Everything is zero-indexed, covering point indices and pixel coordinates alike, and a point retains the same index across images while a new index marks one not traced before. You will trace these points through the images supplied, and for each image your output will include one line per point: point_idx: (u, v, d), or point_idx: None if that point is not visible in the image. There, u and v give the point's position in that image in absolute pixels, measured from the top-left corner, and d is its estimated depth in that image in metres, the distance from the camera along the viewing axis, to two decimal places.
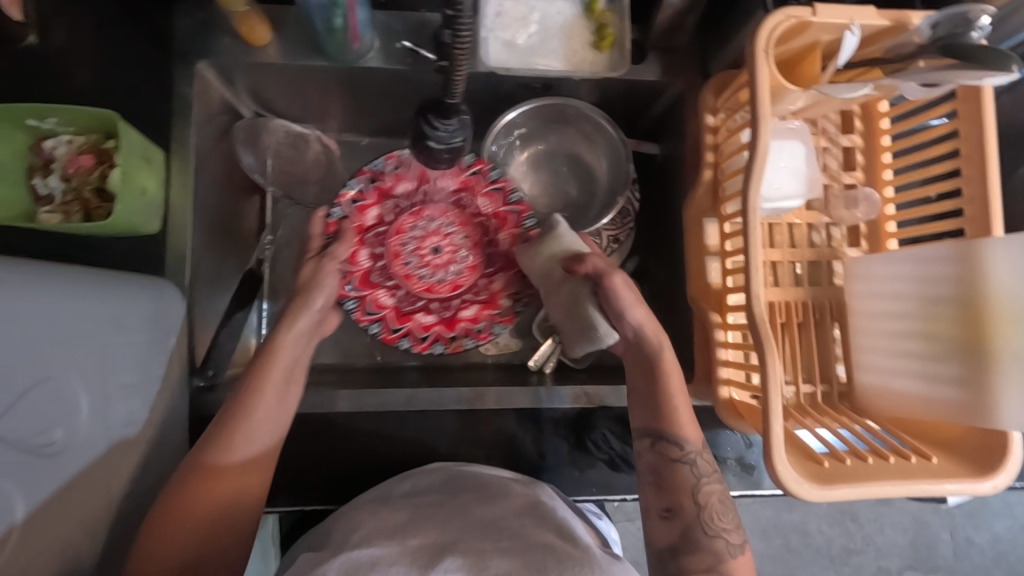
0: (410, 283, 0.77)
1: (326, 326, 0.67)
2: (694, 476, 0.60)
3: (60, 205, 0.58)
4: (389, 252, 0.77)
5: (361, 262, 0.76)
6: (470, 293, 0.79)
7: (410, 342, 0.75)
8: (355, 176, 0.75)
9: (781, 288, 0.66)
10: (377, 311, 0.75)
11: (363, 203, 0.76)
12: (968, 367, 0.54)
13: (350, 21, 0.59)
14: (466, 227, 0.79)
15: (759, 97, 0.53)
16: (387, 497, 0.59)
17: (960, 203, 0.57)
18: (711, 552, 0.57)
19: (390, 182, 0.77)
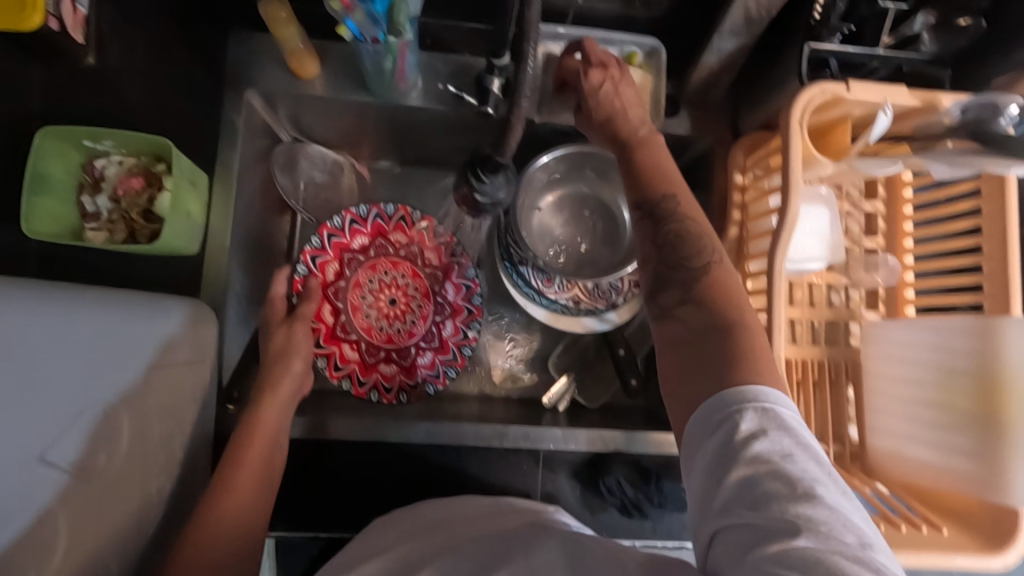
0: (371, 337, 0.76)
1: (305, 387, 0.66)
2: (668, 211, 0.57)
3: (105, 223, 0.60)
4: (349, 305, 0.76)
5: (326, 318, 0.74)
6: (423, 340, 0.77)
7: (378, 395, 0.74)
8: (314, 235, 0.73)
9: (799, 346, 0.67)
10: (345, 366, 0.74)
11: (323, 259, 0.74)
12: (981, 440, 0.55)
13: (399, 65, 0.61)
14: (448, 273, 0.78)
15: (791, 168, 0.55)
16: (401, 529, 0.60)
17: (980, 279, 0.59)
18: (677, 279, 0.54)
19: (348, 237, 0.75)
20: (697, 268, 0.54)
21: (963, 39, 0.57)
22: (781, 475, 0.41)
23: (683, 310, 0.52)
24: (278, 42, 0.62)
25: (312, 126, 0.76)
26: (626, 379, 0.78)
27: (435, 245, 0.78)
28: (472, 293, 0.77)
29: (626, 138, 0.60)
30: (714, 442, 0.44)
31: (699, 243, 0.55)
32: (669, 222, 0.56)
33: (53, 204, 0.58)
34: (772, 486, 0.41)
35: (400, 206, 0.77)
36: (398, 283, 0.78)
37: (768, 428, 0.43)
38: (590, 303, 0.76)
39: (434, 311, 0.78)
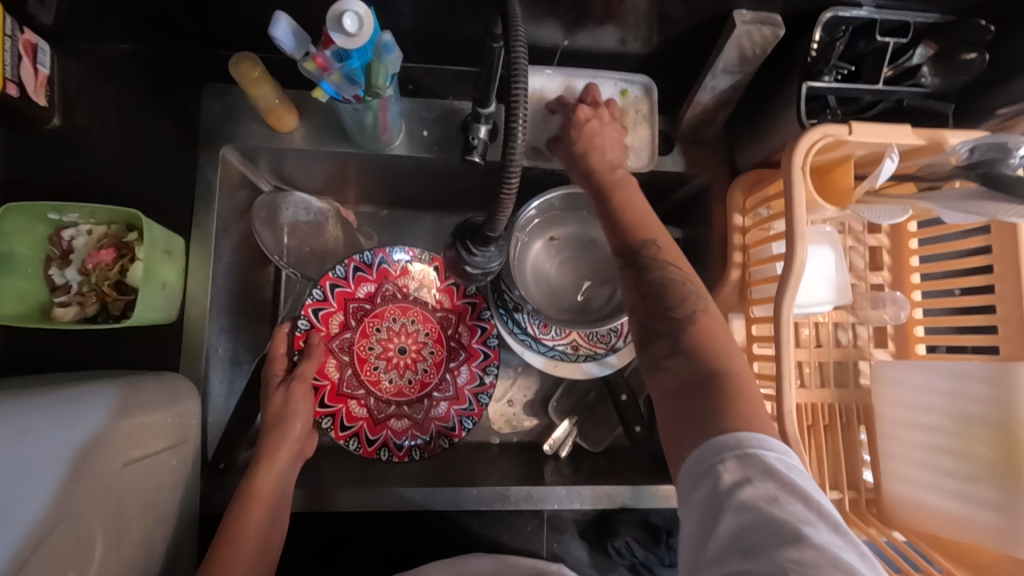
0: (380, 390, 0.73)
1: (309, 446, 0.65)
2: (638, 270, 0.54)
3: (76, 295, 0.57)
4: (357, 357, 0.72)
5: (330, 374, 0.71)
6: (437, 390, 0.74)
7: (389, 453, 0.71)
8: (316, 286, 0.71)
9: (808, 389, 0.65)
10: (353, 424, 0.71)
11: (325, 311, 0.71)
12: (1003, 493, 0.53)
13: (381, 118, 0.59)
14: (462, 315, 0.76)
15: (795, 214, 0.53)
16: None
17: (994, 320, 0.56)
18: (665, 335, 0.51)
19: (352, 286, 0.73)
20: (682, 318, 0.51)
21: (966, 73, 0.55)
22: (767, 517, 0.40)
23: (673, 364, 0.49)
24: (254, 101, 0.59)
25: (294, 175, 0.73)
26: (631, 424, 0.75)
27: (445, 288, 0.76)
28: (488, 335, 0.76)
29: (599, 180, 0.57)
30: (702, 495, 0.43)
31: (682, 291, 0.52)
32: (649, 270, 0.53)
33: (17, 282, 0.55)
34: (764, 528, 0.39)
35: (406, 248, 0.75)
36: (408, 330, 0.75)
37: (747, 472, 0.41)
38: (589, 347, 0.73)
39: (449, 357, 0.75)
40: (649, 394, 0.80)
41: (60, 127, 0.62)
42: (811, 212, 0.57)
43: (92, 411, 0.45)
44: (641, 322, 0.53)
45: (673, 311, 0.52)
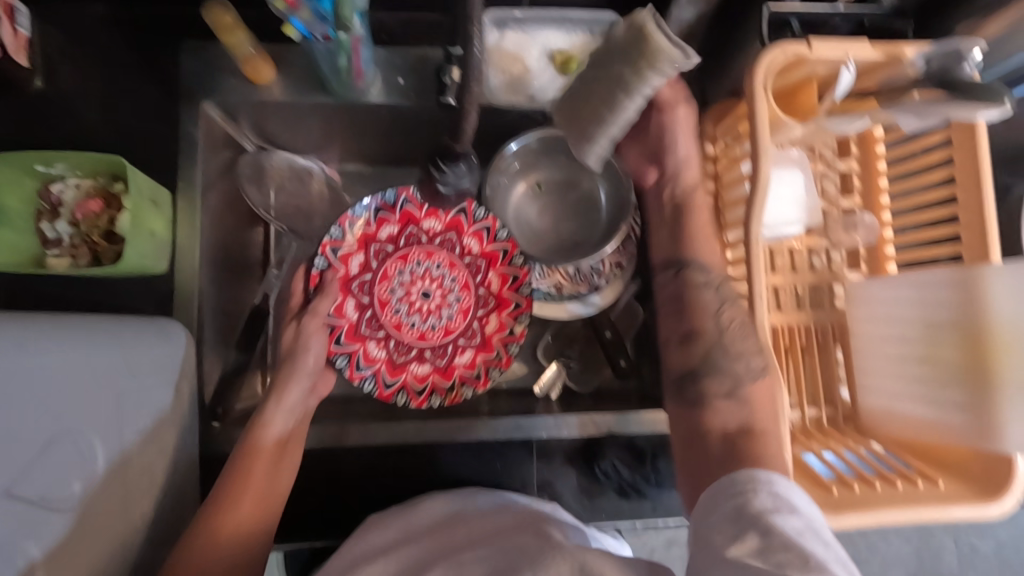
0: (402, 333, 0.73)
1: (325, 383, 0.69)
2: (714, 299, 0.62)
3: (68, 248, 0.59)
4: (377, 300, 0.73)
5: (348, 314, 0.72)
6: (462, 337, 0.74)
7: (406, 397, 0.71)
8: (336, 224, 0.71)
9: (783, 313, 0.67)
10: (370, 365, 0.71)
11: (345, 250, 0.72)
12: (970, 393, 0.55)
13: (354, 61, 0.60)
14: (493, 261, 0.75)
15: (759, 132, 0.54)
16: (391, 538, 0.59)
17: (957, 229, 0.58)
18: (730, 374, 0.59)
19: (374, 227, 0.73)
20: (755, 368, 0.58)
21: None
22: (774, 532, 0.46)
23: (727, 404, 0.59)
24: (231, 50, 0.61)
25: (278, 133, 0.74)
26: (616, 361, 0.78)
27: (477, 231, 0.74)
28: (520, 283, 0.74)
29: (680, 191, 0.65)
30: (725, 508, 0.50)
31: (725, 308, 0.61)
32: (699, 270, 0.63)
33: (11, 236, 0.58)
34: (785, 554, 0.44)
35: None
36: (432, 274, 0.75)
37: (779, 505, 0.49)
38: (568, 287, 0.75)
39: (477, 303, 0.75)
40: (636, 336, 0.81)
41: (43, 89, 0.63)
42: (777, 133, 0.58)
43: None
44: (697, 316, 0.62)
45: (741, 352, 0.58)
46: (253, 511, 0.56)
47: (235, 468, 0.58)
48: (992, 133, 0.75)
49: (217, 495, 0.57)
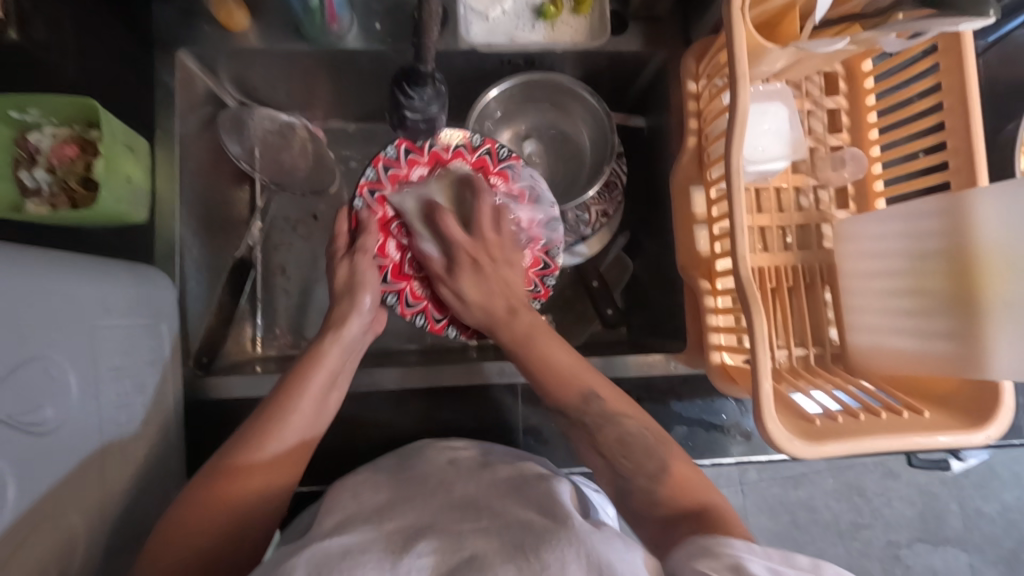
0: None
1: (379, 322, 0.71)
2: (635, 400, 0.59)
3: (47, 197, 0.59)
4: (417, 241, 0.72)
5: (391, 255, 0.71)
6: None
7: (456, 330, 0.73)
8: (370, 165, 0.69)
9: (769, 253, 0.66)
10: (418, 302, 0.72)
11: (379, 192, 0.70)
12: (958, 320, 0.53)
13: (326, 1, 0.60)
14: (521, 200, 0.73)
15: (737, 57, 0.52)
16: (374, 483, 0.59)
17: (945, 156, 0.56)
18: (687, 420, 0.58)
19: (405, 169, 0.71)
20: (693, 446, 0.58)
21: None
22: None
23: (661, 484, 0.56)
24: None
25: (257, 86, 0.73)
26: (603, 310, 0.80)
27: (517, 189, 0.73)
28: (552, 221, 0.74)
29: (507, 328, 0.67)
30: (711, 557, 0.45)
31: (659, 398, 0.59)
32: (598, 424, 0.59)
33: None
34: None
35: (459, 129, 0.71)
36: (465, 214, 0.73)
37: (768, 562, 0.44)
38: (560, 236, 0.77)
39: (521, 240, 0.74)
40: (625, 288, 0.83)
41: (14, 39, 0.59)
42: (758, 62, 0.57)
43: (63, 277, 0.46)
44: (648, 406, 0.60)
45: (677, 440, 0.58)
46: (296, 447, 0.57)
47: (279, 403, 0.58)
48: (985, 71, 0.73)
49: (263, 413, 0.57)
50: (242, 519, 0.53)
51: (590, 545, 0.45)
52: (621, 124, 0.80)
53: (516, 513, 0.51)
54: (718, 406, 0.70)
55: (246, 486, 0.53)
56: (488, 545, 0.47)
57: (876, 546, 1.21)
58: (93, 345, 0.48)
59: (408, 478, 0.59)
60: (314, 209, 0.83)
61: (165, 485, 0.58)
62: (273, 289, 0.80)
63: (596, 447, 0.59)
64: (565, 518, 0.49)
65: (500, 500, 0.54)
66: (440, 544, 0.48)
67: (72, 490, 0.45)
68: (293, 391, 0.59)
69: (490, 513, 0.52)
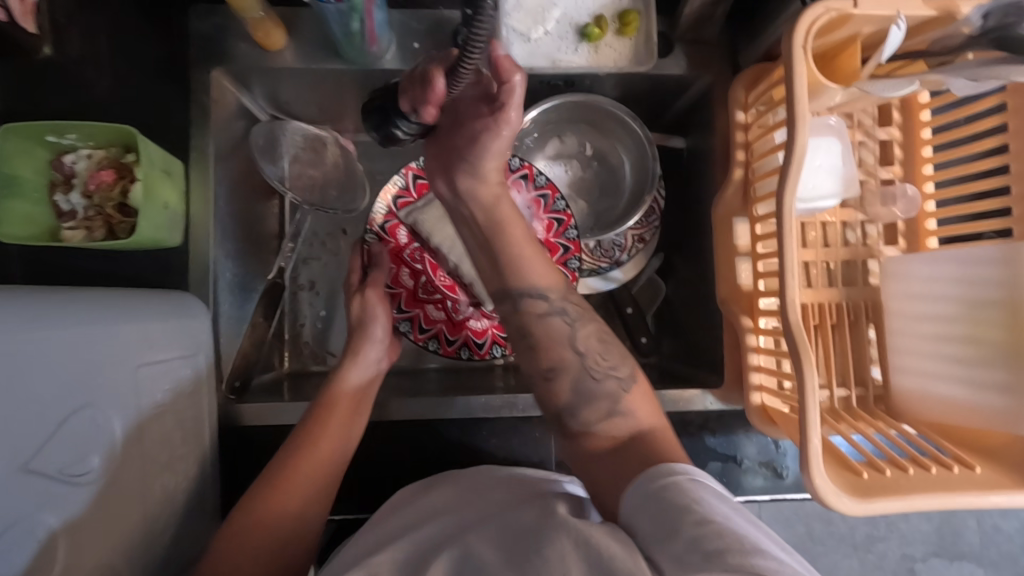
0: (458, 293, 0.74)
1: (394, 350, 0.72)
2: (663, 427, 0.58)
3: (83, 220, 0.58)
4: (428, 263, 0.75)
5: (404, 282, 0.75)
6: None
7: (470, 352, 0.74)
8: (379, 197, 0.74)
9: (815, 289, 0.64)
10: (431, 327, 0.74)
11: (392, 224, 0.74)
12: (1014, 374, 0.52)
13: (367, 24, 0.58)
14: (536, 207, 0.74)
15: (796, 97, 0.50)
16: (406, 503, 0.60)
17: (1008, 202, 0.55)
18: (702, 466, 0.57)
19: (415, 196, 0.74)
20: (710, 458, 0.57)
21: None
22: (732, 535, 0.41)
23: None
24: (237, 13, 0.58)
25: (290, 101, 0.72)
26: (637, 337, 0.78)
27: (534, 198, 0.74)
28: (567, 226, 0.74)
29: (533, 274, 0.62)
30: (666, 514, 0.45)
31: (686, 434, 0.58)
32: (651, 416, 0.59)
33: (26, 206, 0.57)
34: (724, 543, 0.41)
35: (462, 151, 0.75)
36: None
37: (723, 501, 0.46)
38: (590, 261, 0.78)
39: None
40: (656, 310, 0.82)
41: (52, 56, 0.61)
42: (815, 98, 0.54)
43: (103, 318, 0.46)
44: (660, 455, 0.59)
45: None
46: (325, 475, 0.59)
47: (305, 435, 0.60)
48: None
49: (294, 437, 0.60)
50: (280, 543, 0.57)
51: (584, 532, 0.45)
52: (660, 145, 0.78)
53: (525, 518, 0.51)
54: (753, 441, 0.69)
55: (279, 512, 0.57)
56: (494, 556, 0.46)
57: (890, 559, 1.19)
58: (134, 384, 0.48)
59: (428, 495, 0.60)
60: (343, 224, 0.81)
61: (201, 511, 0.58)
62: (303, 305, 0.80)
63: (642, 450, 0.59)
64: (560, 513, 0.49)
65: (515, 508, 0.53)
66: (456, 555, 0.49)
67: (116, 532, 0.46)
68: (318, 423, 0.61)
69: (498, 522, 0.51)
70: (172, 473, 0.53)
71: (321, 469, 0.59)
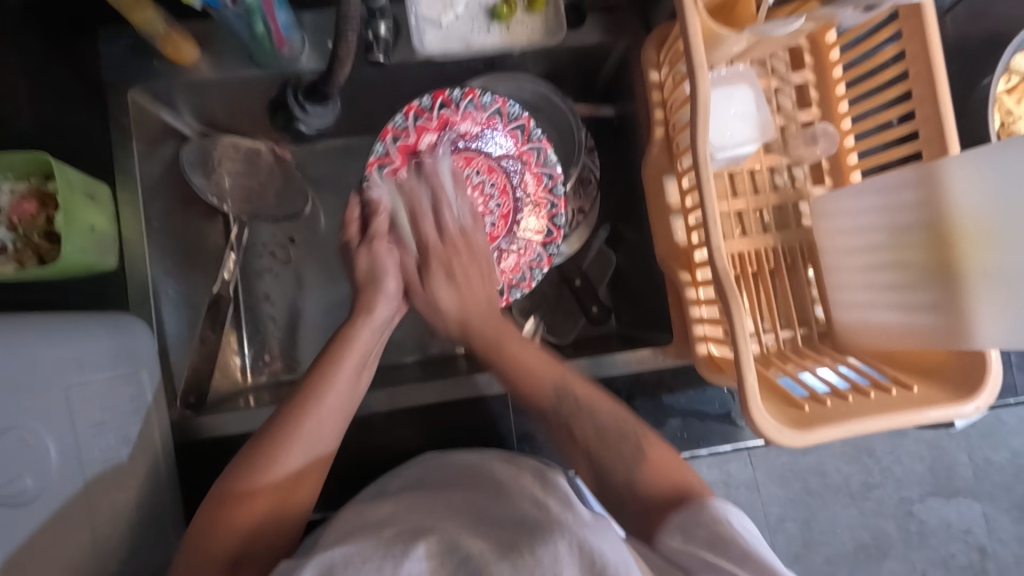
0: None
1: (404, 304, 0.70)
2: (562, 415, 0.60)
3: (13, 254, 0.58)
4: (424, 214, 0.72)
5: (403, 232, 0.72)
6: (507, 244, 0.74)
7: None
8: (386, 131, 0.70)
9: (748, 237, 0.64)
10: None
11: (392, 166, 0.70)
12: (940, 292, 0.53)
13: (272, 26, 0.58)
14: (526, 160, 0.73)
15: (693, 46, 0.51)
16: (380, 494, 0.60)
17: (915, 126, 0.55)
18: (618, 469, 0.56)
19: (414, 137, 0.70)
20: (628, 460, 0.57)
21: None
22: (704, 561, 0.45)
23: (632, 493, 0.55)
24: (140, 29, 0.59)
25: (217, 115, 0.72)
26: (588, 307, 0.81)
27: (523, 150, 0.73)
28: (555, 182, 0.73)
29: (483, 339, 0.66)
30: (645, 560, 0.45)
31: (614, 429, 0.58)
32: (575, 420, 0.59)
33: None
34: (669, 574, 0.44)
35: (467, 90, 0.71)
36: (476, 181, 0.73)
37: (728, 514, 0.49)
38: None
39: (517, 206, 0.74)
40: (609, 282, 0.83)
41: None
42: (718, 46, 0.55)
43: (30, 339, 0.46)
44: (592, 467, 0.58)
45: (619, 465, 0.57)
46: (306, 471, 0.56)
47: (288, 433, 0.56)
48: (954, 28, 0.69)
49: (275, 432, 0.56)
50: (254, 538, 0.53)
51: (581, 535, 0.44)
52: (590, 115, 0.78)
53: (510, 513, 0.50)
54: (710, 394, 0.70)
55: (253, 514, 0.53)
56: (482, 543, 0.46)
57: (888, 504, 1.20)
58: (68, 403, 0.48)
59: (407, 489, 0.59)
60: (290, 232, 0.81)
61: (161, 528, 0.59)
62: (257, 317, 0.79)
63: (583, 460, 0.59)
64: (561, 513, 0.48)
65: (497, 502, 0.53)
66: (441, 544, 0.47)
67: (61, 553, 0.45)
68: (301, 418, 0.57)
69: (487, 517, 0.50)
70: (122, 491, 0.53)
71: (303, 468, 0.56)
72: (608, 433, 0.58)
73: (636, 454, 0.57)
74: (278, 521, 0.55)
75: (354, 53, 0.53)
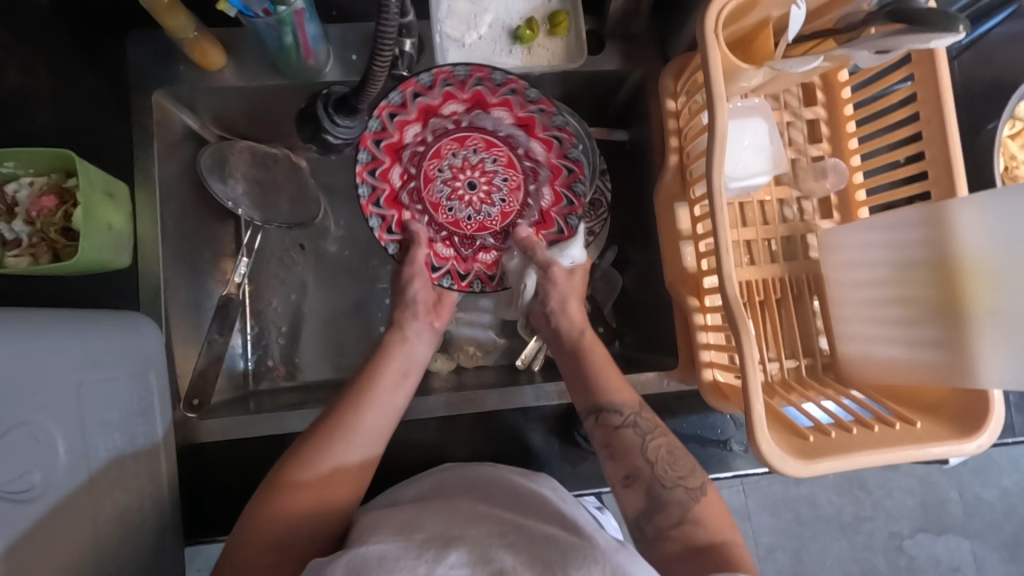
0: (438, 215, 0.74)
1: (423, 292, 0.71)
2: (638, 437, 0.61)
3: (28, 248, 0.59)
4: (422, 175, 0.73)
5: (391, 181, 0.72)
6: (494, 237, 0.75)
7: (451, 281, 0.73)
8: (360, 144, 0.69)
9: (756, 267, 0.65)
10: (399, 232, 0.72)
11: (401, 117, 0.70)
12: (944, 329, 0.54)
13: (300, 37, 0.60)
14: (550, 149, 0.74)
15: (712, 78, 0.52)
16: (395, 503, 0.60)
17: (925, 165, 0.57)
18: (676, 503, 0.58)
19: (438, 101, 0.71)
20: (694, 489, 0.59)
21: None
22: None
23: (682, 531, 0.56)
24: (171, 34, 0.59)
25: (236, 121, 0.73)
26: (596, 328, 0.80)
27: (548, 143, 0.74)
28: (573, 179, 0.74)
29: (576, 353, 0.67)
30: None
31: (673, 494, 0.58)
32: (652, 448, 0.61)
33: None
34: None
35: (512, 78, 0.69)
36: (486, 167, 0.75)
37: None
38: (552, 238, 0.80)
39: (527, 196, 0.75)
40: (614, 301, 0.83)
41: None
42: (735, 80, 0.57)
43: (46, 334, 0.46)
44: (646, 492, 0.59)
45: (684, 481, 0.59)
46: (348, 473, 0.58)
47: (323, 450, 0.57)
48: (958, 73, 0.72)
49: (304, 443, 0.58)
50: (289, 541, 0.54)
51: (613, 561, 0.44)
52: (604, 139, 0.80)
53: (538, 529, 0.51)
54: (713, 420, 0.70)
55: (280, 514, 0.54)
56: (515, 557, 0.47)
57: (878, 538, 1.20)
58: (79, 402, 0.48)
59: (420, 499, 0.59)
60: (301, 239, 0.81)
61: (161, 532, 0.58)
62: (262, 322, 0.79)
63: (642, 478, 0.59)
64: (590, 535, 0.49)
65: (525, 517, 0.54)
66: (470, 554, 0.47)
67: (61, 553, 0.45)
68: (337, 434, 0.58)
69: (515, 527, 0.52)
70: (124, 493, 0.53)
71: (331, 475, 0.57)
72: (678, 457, 0.60)
73: (699, 483, 0.59)
74: (317, 527, 0.56)
75: (387, 66, 0.53)
